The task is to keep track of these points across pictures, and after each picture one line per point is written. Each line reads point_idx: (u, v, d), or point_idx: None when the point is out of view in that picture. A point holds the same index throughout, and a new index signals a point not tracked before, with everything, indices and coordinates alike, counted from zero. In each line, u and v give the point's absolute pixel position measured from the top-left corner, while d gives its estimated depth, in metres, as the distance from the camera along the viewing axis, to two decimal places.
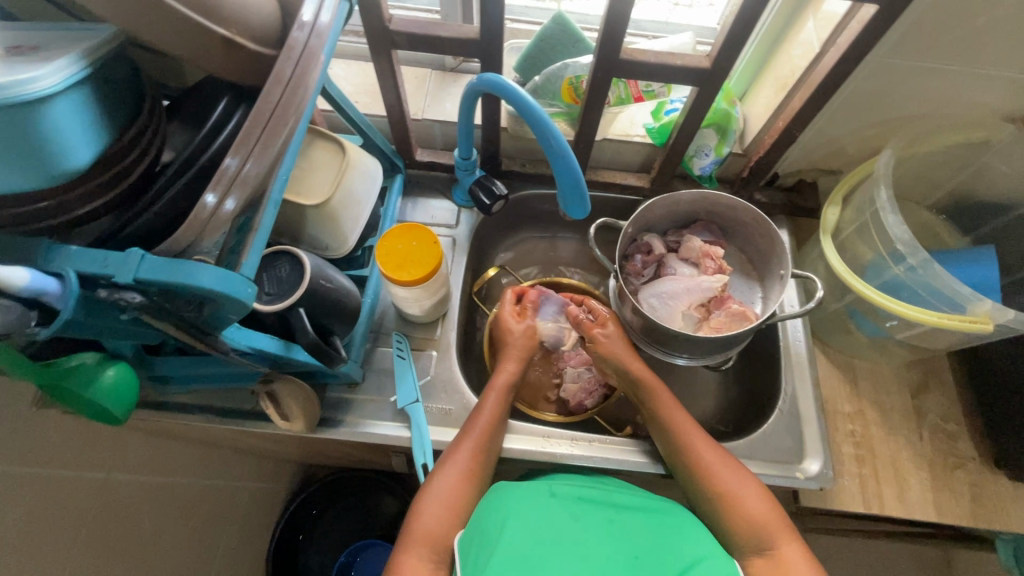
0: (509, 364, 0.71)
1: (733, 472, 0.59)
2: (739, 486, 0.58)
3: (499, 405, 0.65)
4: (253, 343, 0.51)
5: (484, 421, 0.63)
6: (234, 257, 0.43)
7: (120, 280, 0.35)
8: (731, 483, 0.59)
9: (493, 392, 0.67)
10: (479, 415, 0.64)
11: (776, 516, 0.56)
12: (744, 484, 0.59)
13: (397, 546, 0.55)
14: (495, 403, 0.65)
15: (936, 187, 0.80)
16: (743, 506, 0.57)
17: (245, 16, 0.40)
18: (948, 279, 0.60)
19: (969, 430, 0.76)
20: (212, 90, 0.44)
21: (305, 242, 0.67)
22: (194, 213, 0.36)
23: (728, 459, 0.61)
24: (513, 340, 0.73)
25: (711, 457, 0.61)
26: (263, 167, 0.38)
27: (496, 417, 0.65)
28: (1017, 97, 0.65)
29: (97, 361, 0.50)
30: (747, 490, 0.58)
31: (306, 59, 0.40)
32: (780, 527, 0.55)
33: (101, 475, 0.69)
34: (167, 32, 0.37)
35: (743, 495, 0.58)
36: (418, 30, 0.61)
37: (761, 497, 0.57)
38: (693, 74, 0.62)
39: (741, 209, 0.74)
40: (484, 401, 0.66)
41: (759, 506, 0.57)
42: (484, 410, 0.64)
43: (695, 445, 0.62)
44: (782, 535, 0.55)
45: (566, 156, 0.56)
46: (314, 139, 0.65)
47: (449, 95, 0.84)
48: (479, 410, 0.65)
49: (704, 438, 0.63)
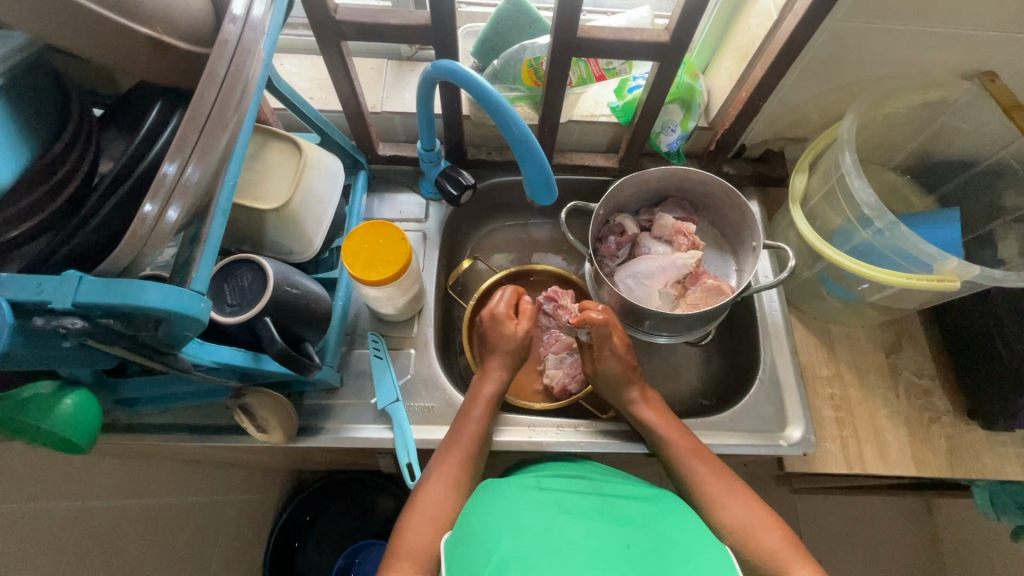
0: (495, 370, 0.71)
1: (738, 502, 0.59)
2: (748, 517, 0.57)
3: (487, 413, 0.67)
4: (218, 358, 0.49)
5: (471, 434, 0.64)
6: (185, 271, 0.40)
7: (58, 307, 0.33)
8: (739, 514, 0.58)
9: (481, 400, 0.68)
10: (465, 426, 0.65)
11: (765, 515, 0.57)
12: (747, 512, 0.58)
13: (386, 559, 0.55)
14: (482, 412, 0.67)
15: (899, 148, 0.80)
16: (754, 539, 0.55)
17: (170, 13, 0.37)
18: (914, 240, 0.60)
19: (943, 384, 0.78)
20: (145, 96, 0.42)
21: (267, 248, 0.64)
22: (132, 227, 0.33)
23: (730, 487, 0.60)
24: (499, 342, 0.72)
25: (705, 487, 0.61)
26: (205, 169, 0.36)
27: (483, 424, 0.66)
28: (972, 55, 0.66)
29: (52, 391, 0.47)
30: (753, 519, 0.57)
31: (241, 55, 0.37)
32: (795, 553, 0.53)
33: (77, 503, 0.66)
34: (90, 37, 0.34)
35: (752, 527, 0.56)
36: (366, 19, 0.59)
37: (772, 528, 0.56)
38: (653, 48, 0.61)
39: (709, 183, 0.74)
40: (470, 410, 0.67)
41: (747, 513, 0.58)
42: (471, 419, 0.66)
43: (697, 470, 0.62)
44: (795, 558, 0.53)
45: (528, 142, 0.55)
46: (266, 140, 0.63)
47: (408, 85, 0.81)
48: (466, 418, 0.66)
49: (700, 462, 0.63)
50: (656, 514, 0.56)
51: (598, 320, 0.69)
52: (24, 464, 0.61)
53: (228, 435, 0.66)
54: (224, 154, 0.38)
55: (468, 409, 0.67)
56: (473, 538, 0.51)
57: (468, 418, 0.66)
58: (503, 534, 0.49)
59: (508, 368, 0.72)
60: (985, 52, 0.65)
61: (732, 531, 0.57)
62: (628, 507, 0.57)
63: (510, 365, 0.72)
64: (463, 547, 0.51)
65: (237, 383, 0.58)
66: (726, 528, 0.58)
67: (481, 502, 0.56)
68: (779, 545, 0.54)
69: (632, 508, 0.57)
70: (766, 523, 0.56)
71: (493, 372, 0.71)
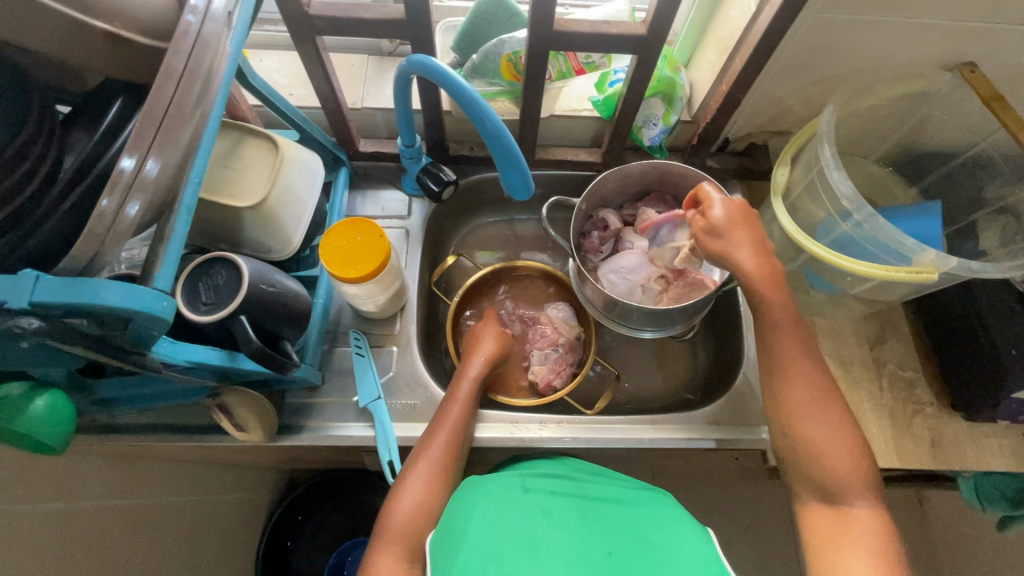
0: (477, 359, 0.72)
1: (824, 422, 0.54)
2: (830, 442, 0.53)
3: (470, 395, 0.67)
4: (191, 356, 0.48)
5: (455, 414, 0.65)
6: (149, 269, 0.40)
7: (14, 306, 0.32)
8: (821, 438, 0.54)
9: (466, 382, 0.68)
10: (450, 408, 0.65)
11: (849, 444, 0.53)
12: (833, 436, 0.53)
13: (372, 545, 0.57)
14: (467, 392, 0.67)
15: (882, 140, 0.80)
16: (827, 464, 0.52)
17: (129, 8, 0.36)
18: (893, 232, 0.60)
19: (927, 376, 0.78)
20: (108, 92, 0.41)
21: (245, 247, 0.64)
22: (90, 225, 0.33)
23: (830, 410, 0.55)
24: (481, 343, 0.74)
25: (795, 405, 0.55)
26: (165, 164, 0.35)
27: (468, 405, 0.66)
28: (952, 46, 0.65)
29: (23, 392, 0.47)
30: (834, 445, 0.53)
31: (200, 46, 0.37)
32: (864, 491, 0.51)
33: (60, 505, 0.66)
34: (40, 33, 0.34)
35: (830, 453, 0.53)
36: (340, 13, 0.58)
37: (853, 460, 0.52)
38: (630, 41, 0.60)
39: (691, 177, 0.73)
40: (455, 391, 0.67)
41: (829, 435, 0.53)
42: (457, 401, 0.66)
43: (793, 373, 0.56)
44: (861, 495, 0.51)
45: (503, 137, 0.54)
46: (243, 137, 0.62)
47: (389, 80, 0.81)
48: (451, 399, 0.67)
49: (805, 375, 0.56)
50: (640, 520, 0.56)
51: (718, 218, 0.59)
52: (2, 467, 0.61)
53: (209, 435, 0.66)
54: (187, 150, 0.38)
55: (455, 390, 0.68)
56: (457, 533, 0.52)
57: (455, 398, 0.67)
58: (486, 535, 0.51)
59: (491, 360, 0.72)
60: (964, 43, 0.65)
61: (814, 450, 0.54)
62: (613, 511, 0.58)
63: (491, 359, 0.72)
64: (446, 542, 0.52)
65: (215, 382, 0.58)
66: (805, 446, 0.54)
67: (466, 498, 0.57)
68: (851, 476, 0.52)
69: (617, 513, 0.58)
70: (848, 452, 0.53)
71: (478, 357, 0.72)
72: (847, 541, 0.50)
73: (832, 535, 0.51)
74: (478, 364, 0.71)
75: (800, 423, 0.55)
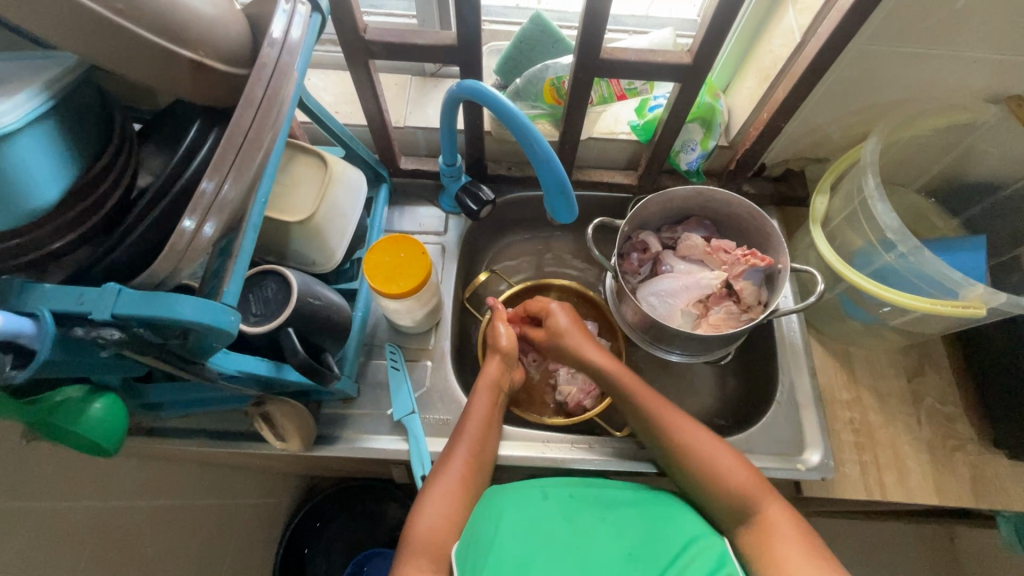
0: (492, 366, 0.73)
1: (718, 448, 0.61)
2: (732, 469, 0.59)
3: (485, 411, 0.67)
4: (241, 367, 0.50)
5: (475, 426, 0.65)
6: (216, 282, 0.42)
7: (97, 318, 0.34)
8: (727, 470, 0.59)
9: (480, 396, 0.68)
10: (466, 423, 0.66)
11: (755, 479, 0.59)
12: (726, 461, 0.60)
13: (399, 555, 0.58)
14: (480, 409, 0.67)
15: (924, 170, 0.79)
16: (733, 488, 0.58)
17: (212, 37, 0.39)
18: (939, 265, 0.60)
19: (967, 412, 0.76)
20: (184, 115, 0.43)
21: (291, 259, 0.66)
22: (170, 242, 0.35)
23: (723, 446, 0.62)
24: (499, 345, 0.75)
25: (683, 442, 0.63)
26: (241, 188, 0.37)
27: (485, 420, 0.66)
28: (1000, 79, 0.65)
29: (82, 395, 0.48)
30: (733, 468, 0.59)
31: (278, 77, 0.39)
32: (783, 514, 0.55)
33: (98, 504, 0.67)
34: (134, 61, 0.36)
35: (733, 475, 0.59)
36: (394, 39, 0.60)
37: (766, 491, 0.57)
38: (675, 69, 0.61)
39: (735, 204, 0.73)
40: (470, 408, 0.67)
41: (737, 471, 0.59)
42: (471, 419, 0.66)
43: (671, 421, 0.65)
44: (773, 502, 0.57)
45: (550, 161, 0.56)
46: (294, 154, 0.64)
47: (431, 100, 0.83)
48: (468, 414, 0.67)
49: (700, 432, 0.63)
50: (653, 517, 0.60)
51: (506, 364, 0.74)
52: (50, 464, 0.62)
53: (247, 442, 0.68)
54: (257, 174, 0.39)
55: (468, 409, 0.67)
56: (482, 541, 0.56)
57: (468, 421, 0.66)
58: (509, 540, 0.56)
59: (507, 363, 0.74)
60: (1013, 77, 0.64)
61: (711, 479, 0.60)
62: (631, 514, 0.61)
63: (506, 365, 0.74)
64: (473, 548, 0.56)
65: (258, 392, 0.59)
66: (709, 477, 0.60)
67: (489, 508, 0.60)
68: (771, 508, 0.56)
69: (634, 515, 0.61)
70: (748, 472, 0.59)
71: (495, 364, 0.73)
72: (778, 549, 0.52)
73: (763, 543, 0.54)
74: (492, 375, 0.72)
75: (698, 459, 0.61)
